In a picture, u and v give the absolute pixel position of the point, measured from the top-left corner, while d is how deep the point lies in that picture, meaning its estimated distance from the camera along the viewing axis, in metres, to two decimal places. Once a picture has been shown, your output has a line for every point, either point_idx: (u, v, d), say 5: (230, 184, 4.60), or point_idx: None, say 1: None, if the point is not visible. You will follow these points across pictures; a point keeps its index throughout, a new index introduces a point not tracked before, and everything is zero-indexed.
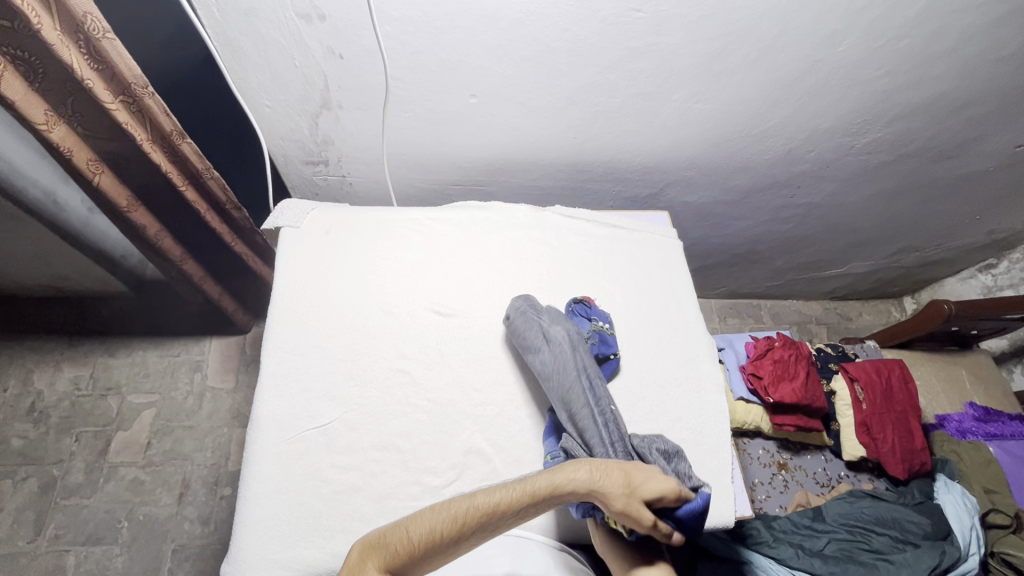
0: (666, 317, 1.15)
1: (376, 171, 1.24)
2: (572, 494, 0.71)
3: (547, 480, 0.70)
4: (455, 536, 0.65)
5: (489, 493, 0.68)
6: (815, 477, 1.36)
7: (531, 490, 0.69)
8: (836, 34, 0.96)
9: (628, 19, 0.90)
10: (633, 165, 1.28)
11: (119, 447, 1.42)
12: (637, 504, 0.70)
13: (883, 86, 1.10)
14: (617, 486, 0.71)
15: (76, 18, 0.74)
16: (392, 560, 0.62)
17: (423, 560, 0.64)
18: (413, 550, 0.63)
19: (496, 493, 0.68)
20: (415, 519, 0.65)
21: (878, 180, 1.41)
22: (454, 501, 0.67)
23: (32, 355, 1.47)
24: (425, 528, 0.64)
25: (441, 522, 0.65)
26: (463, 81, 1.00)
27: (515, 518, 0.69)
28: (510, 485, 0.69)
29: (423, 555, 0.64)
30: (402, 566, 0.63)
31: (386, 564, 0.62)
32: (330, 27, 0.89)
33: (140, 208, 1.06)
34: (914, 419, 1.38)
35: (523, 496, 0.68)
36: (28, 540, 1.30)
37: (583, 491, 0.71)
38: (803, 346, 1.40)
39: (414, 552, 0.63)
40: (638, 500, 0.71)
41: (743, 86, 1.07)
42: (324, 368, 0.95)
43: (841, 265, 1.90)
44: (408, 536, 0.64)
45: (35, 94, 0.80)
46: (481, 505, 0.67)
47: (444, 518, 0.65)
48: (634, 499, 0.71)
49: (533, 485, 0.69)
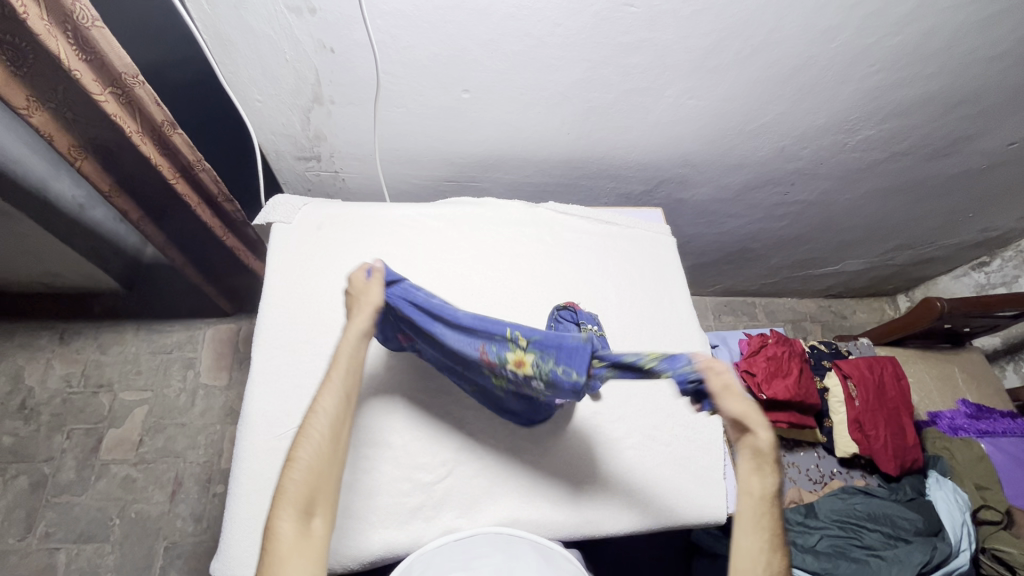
0: (660, 313, 1.15)
1: (369, 167, 1.23)
2: (360, 339, 0.80)
3: (348, 351, 0.79)
4: (326, 441, 0.71)
5: (322, 395, 0.74)
6: (808, 473, 1.36)
7: (346, 366, 0.77)
8: (829, 30, 0.96)
9: (621, 15, 0.90)
10: (627, 162, 1.28)
11: (111, 445, 1.41)
12: (374, 300, 0.83)
13: (877, 83, 1.10)
14: (366, 311, 0.82)
15: (64, 7, 0.73)
16: (304, 497, 0.67)
17: (328, 479, 0.70)
18: (313, 477, 0.68)
19: (333, 391, 0.75)
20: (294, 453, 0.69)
21: (872, 177, 1.41)
22: (309, 423, 0.72)
23: (23, 352, 1.46)
24: (304, 454, 0.69)
25: (313, 443, 0.70)
26: (456, 76, 1.00)
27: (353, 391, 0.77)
28: (333, 375, 0.76)
29: (323, 473, 0.69)
30: (309, 497, 0.67)
31: (301, 505, 0.66)
32: (321, 20, 0.88)
33: (121, 195, 1.07)
34: (906, 416, 1.39)
35: (344, 373, 0.77)
36: (18, 538, 1.29)
37: (363, 329, 0.81)
38: (796, 343, 1.40)
39: (315, 484, 0.68)
40: (371, 294, 0.83)
41: (737, 82, 1.07)
42: (315, 364, 0.95)
43: (835, 263, 1.90)
44: (301, 472, 0.68)
45: (17, 80, 0.79)
46: (327, 406, 0.74)
47: (317, 434, 0.71)
48: (367, 307, 0.82)
49: (338, 364, 0.77)
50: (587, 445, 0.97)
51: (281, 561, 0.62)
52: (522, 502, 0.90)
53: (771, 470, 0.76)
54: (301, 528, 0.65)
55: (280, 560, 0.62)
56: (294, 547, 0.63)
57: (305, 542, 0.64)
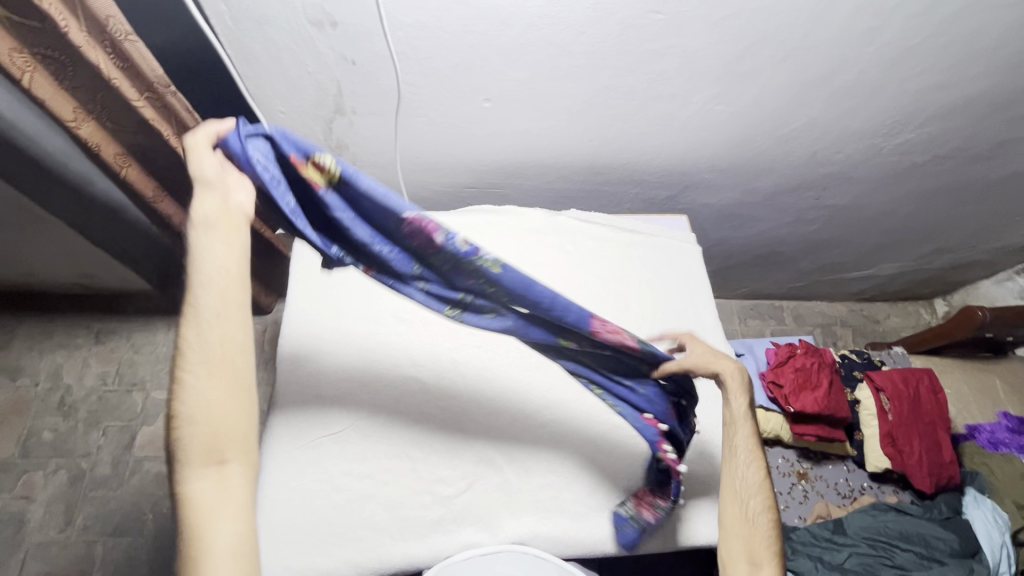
0: (684, 323, 1.12)
1: (391, 175, 1.22)
2: (216, 259, 0.65)
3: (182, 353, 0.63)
4: (200, 461, 0.60)
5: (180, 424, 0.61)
6: (837, 487, 1.32)
7: (204, 282, 0.64)
8: (868, 32, 0.91)
9: (647, 22, 0.87)
10: (650, 167, 1.25)
11: (144, 442, 1.46)
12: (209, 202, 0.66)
13: (918, 85, 1.04)
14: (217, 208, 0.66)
15: (100, 22, 0.77)
16: (208, 450, 0.61)
17: (233, 415, 0.63)
18: (200, 512, 0.59)
19: (194, 323, 0.63)
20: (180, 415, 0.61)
21: (911, 180, 1.35)
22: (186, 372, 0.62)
23: (61, 351, 1.52)
24: (186, 408, 0.61)
25: (199, 484, 0.60)
26: (478, 85, 0.98)
27: (227, 309, 0.64)
28: (195, 307, 0.64)
29: (221, 414, 0.62)
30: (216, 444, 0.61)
31: (210, 458, 0.61)
32: (342, 33, 0.88)
33: (166, 199, 1.08)
34: (943, 431, 1.33)
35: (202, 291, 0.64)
36: (58, 529, 1.35)
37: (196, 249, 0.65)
38: (826, 353, 1.37)
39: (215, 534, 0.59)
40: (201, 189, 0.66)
41: (768, 88, 1.03)
42: (337, 375, 0.95)
43: (868, 267, 1.83)
44: (187, 425, 0.61)
45: (63, 93, 0.82)
46: (190, 339, 0.63)
47: (192, 382, 0.62)
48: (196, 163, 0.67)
49: (182, 357, 0.63)
50: (595, 463, 0.95)
51: (211, 514, 0.59)
52: (542, 517, 0.90)
53: (741, 390, 0.90)
54: (223, 479, 0.61)
55: (203, 512, 0.59)
56: (217, 495, 0.60)
57: (219, 491, 0.60)
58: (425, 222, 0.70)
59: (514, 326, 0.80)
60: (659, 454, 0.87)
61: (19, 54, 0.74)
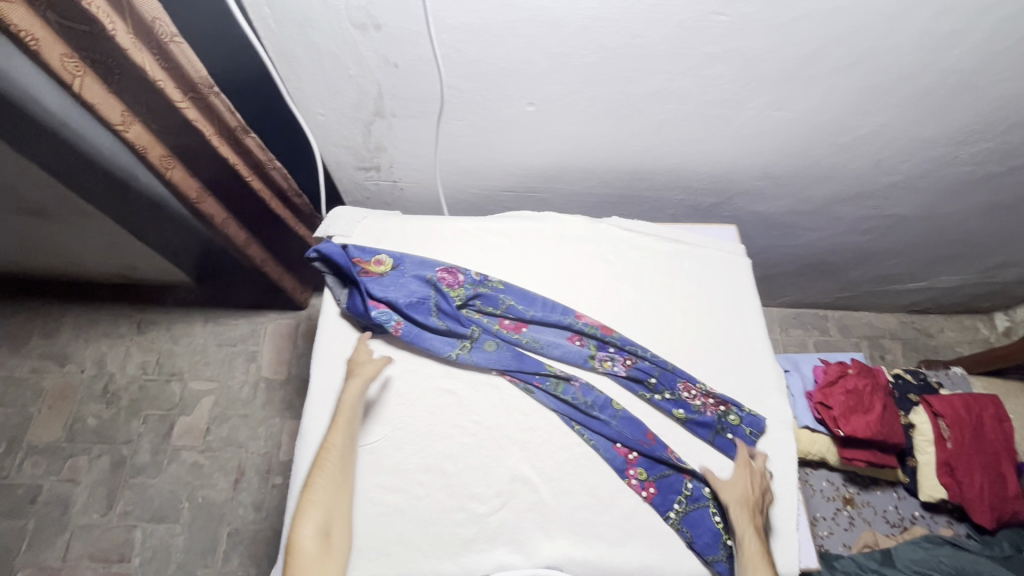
0: (730, 340, 1.06)
1: (427, 177, 1.19)
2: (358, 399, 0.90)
3: (331, 435, 0.87)
4: (314, 522, 0.79)
5: (311, 487, 0.81)
6: (886, 515, 1.24)
7: (349, 407, 0.89)
8: (952, 34, 0.83)
9: (707, 24, 0.81)
10: (698, 173, 1.19)
11: (181, 431, 1.49)
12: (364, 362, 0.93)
13: (1004, 91, 0.95)
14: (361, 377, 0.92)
15: (148, 25, 0.77)
16: (322, 520, 0.80)
17: (341, 505, 0.82)
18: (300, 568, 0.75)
19: (341, 432, 0.87)
20: (310, 488, 0.81)
21: (983, 191, 1.25)
22: (324, 462, 0.84)
23: (106, 340, 1.57)
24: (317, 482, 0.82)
25: (309, 536, 0.77)
26: (522, 89, 0.94)
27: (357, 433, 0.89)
28: (342, 420, 0.88)
29: (335, 501, 0.82)
30: (326, 517, 0.80)
31: (321, 527, 0.79)
32: (385, 36, 0.85)
33: (208, 199, 1.09)
34: (1007, 463, 1.23)
35: (347, 413, 0.88)
36: (101, 513, 1.39)
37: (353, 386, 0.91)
38: (879, 373, 1.28)
39: None
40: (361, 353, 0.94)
41: (832, 93, 0.96)
42: (372, 386, 0.95)
43: (924, 279, 1.72)
44: (317, 495, 0.81)
45: (112, 96, 0.83)
46: (336, 441, 0.86)
47: (329, 467, 0.84)
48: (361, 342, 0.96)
49: (326, 446, 0.86)
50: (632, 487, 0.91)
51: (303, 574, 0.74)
52: (577, 542, 0.87)
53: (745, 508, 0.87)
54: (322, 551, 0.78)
55: (301, 566, 0.75)
56: (313, 563, 0.76)
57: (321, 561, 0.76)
58: (452, 268, 1.04)
59: (511, 362, 0.98)
60: (626, 480, 0.91)
61: (71, 60, 0.75)
